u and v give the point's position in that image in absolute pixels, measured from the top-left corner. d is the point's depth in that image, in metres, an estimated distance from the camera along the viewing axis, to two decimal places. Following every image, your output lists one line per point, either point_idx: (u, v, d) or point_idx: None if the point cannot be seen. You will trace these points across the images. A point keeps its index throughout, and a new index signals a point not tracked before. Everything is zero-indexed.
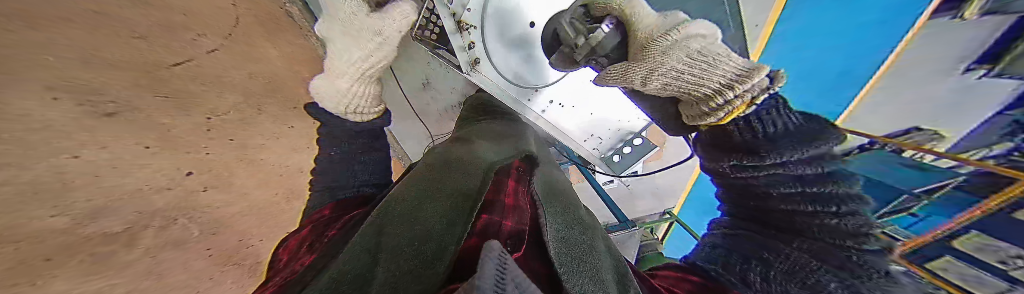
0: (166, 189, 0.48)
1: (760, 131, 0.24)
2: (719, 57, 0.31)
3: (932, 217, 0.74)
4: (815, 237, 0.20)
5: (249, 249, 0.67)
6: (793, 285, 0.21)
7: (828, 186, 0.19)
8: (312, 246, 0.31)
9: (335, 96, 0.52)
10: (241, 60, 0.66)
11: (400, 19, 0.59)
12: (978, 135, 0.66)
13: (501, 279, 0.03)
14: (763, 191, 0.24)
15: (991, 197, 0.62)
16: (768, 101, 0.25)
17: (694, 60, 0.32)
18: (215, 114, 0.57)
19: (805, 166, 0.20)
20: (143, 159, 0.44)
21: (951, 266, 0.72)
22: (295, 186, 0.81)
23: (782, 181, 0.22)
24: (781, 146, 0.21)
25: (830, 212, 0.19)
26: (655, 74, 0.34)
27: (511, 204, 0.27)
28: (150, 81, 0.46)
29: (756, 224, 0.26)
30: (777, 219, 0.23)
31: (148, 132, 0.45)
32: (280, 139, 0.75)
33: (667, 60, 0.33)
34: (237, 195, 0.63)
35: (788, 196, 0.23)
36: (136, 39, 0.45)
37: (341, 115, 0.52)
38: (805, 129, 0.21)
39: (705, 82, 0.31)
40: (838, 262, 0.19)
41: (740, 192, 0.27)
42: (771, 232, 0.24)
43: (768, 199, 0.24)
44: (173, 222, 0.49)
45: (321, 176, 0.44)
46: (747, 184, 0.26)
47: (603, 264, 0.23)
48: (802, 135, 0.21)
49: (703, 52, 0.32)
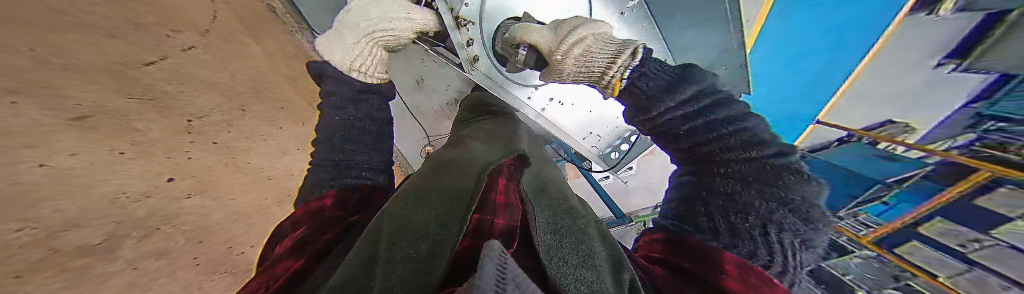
0: (143, 198, 0.51)
1: (644, 87, 0.29)
2: (601, 49, 0.37)
3: (889, 207, 0.76)
4: (749, 174, 0.23)
5: (239, 255, 0.69)
6: (740, 221, 0.23)
7: (727, 118, 0.24)
8: (303, 254, 0.27)
9: (342, 49, 0.52)
10: (223, 58, 0.61)
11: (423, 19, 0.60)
12: None
13: (501, 280, 0.03)
14: (702, 138, 0.26)
15: (943, 189, 0.62)
16: (636, 71, 0.31)
17: (591, 49, 0.38)
18: (197, 116, 0.57)
19: (684, 106, 0.26)
20: (116, 163, 0.47)
21: (907, 253, 0.78)
22: (288, 189, 0.80)
23: (711, 123, 0.25)
24: (665, 95, 0.27)
25: (757, 146, 0.23)
26: (567, 71, 0.39)
27: (502, 202, 0.29)
28: (124, 85, 0.47)
29: (701, 173, 0.27)
30: (726, 165, 0.25)
31: (120, 137, 0.47)
32: (268, 141, 0.72)
33: (568, 60, 0.39)
34: (222, 201, 0.64)
35: (703, 132, 0.26)
36: (107, 36, 0.45)
37: (345, 71, 0.50)
38: (686, 76, 0.27)
39: (595, 70, 0.36)
40: (768, 192, 0.22)
41: (667, 137, 0.30)
42: (720, 177, 0.25)
43: (705, 147, 0.26)
44: (154, 230, 0.54)
45: (321, 157, 0.38)
46: (685, 133, 0.27)
47: (596, 252, 0.23)
48: (681, 80, 0.27)
49: (591, 48, 0.39)
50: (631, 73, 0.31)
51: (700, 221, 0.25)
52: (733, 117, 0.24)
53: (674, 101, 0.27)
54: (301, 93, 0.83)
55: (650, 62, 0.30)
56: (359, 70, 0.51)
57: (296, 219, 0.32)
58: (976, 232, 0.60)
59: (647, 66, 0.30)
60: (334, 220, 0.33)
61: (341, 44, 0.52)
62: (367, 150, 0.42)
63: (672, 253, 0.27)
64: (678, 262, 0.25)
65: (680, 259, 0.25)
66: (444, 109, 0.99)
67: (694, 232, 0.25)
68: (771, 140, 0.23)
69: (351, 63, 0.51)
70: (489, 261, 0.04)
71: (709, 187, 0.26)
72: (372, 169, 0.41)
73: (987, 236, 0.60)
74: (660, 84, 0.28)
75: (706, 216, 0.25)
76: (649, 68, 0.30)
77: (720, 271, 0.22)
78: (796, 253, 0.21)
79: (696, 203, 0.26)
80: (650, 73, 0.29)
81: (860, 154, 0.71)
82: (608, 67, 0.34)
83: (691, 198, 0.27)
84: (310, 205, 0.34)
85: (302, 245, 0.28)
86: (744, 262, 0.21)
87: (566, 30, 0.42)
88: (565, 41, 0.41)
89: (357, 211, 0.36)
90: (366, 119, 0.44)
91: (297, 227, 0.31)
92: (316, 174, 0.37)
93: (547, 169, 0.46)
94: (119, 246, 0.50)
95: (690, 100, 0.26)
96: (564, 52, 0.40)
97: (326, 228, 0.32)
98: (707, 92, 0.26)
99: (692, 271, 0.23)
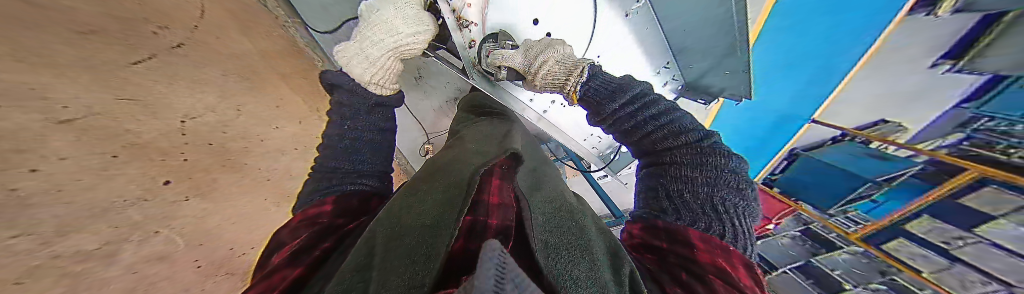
0: (142, 201, 0.46)
1: (594, 96, 0.40)
2: (556, 66, 0.46)
3: (889, 203, 0.85)
4: (691, 161, 0.30)
5: (241, 257, 0.64)
6: (706, 201, 0.28)
7: (656, 117, 0.34)
8: (300, 262, 0.27)
9: (362, 62, 0.50)
10: (213, 55, 0.60)
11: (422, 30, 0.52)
12: (935, 126, 0.61)
13: (499, 280, 0.02)
14: (646, 131, 0.35)
15: (943, 183, 0.71)
16: (585, 85, 0.41)
17: (558, 63, 0.46)
18: (190, 116, 0.53)
19: (623, 110, 0.37)
20: (116, 167, 0.44)
21: (899, 246, 0.90)
22: (287, 191, 0.76)
23: (648, 119, 0.35)
24: (611, 103, 0.37)
25: (680, 132, 0.33)
26: (539, 83, 0.48)
27: (496, 202, 0.27)
28: (105, 85, 0.43)
29: (660, 164, 0.34)
30: (670, 153, 0.33)
31: (111, 140, 0.43)
32: (264, 141, 0.68)
33: (538, 76, 0.47)
34: (223, 203, 0.59)
35: (646, 129, 0.35)
36: (87, 34, 0.42)
37: (364, 85, 0.48)
38: (619, 87, 0.38)
39: (558, 83, 0.45)
40: (712, 170, 0.29)
41: (627, 136, 0.38)
42: (671, 165, 0.32)
43: (648, 137, 0.35)
44: (155, 234, 0.48)
45: (323, 164, 0.39)
46: (633, 129, 0.36)
47: (596, 246, 0.23)
48: (617, 90, 0.38)
49: (553, 68, 0.46)
50: (583, 84, 0.41)
51: (664, 205, 0.31)
52: (660, 113, 0.35)
53: (617, 103, 0.37)
54: (295, 89, 0.80)
55: (596, 76, 0.41)
56: (375, 82, 0.50)
57: (294, 228, 0.31)
58: (960, 230, 0.76)
59: (593, 79, 0.41)
60: (332, 227, 0.32)
61: (363, 59, 0.50)
62: (367, 159, 0.41)
63: (648, 236, 0.30)
64: (651, 242, 0.29)
65: (654, 239, 0.29)
66: (443, 107, 0.99)
67: (661, 215, 0.30)
68: (693, 129, 0.33)
69: (369, 76, 0.49)
70: (488, 259, 0.03)
71: (664, 175, 0.32)
72: (373, 173, 0.41)
73: (977, 227, 0.72)
74: (604, 93, 0.39)
75: (667, 198, 0.31)
76: (596, 80, 0.41)
77: (689, 247, 0.26)
78: (742, 221, 0.27)
79: (658, 187, 0.32)
80: (597, 85, 0.40)
81: (870, 153, 0.74)
82: (566, 82, 0.44)
83: (653, 186, 0.33)
84: (308, 212, 0.33)
85: (301, 252, 0.28)
86: (704, 235, 0.26)
87: (535, 53, 0.48)
88: (534, 62, 0.47)
89: (356, 216, 0.36)
90: (376, 129, 0.45)
91: (295, 236, 0.30)
92: (315, 180, 0.37)
93: (543, 167, 0.46)
94: (123, 249, 0.44)
95: (628, 102, 0.37)
96: (533, 70, 0.47)
97: (323, 235, 0.31)
98: (637, 99, 0.37)
99: (664, 249, 0.27)
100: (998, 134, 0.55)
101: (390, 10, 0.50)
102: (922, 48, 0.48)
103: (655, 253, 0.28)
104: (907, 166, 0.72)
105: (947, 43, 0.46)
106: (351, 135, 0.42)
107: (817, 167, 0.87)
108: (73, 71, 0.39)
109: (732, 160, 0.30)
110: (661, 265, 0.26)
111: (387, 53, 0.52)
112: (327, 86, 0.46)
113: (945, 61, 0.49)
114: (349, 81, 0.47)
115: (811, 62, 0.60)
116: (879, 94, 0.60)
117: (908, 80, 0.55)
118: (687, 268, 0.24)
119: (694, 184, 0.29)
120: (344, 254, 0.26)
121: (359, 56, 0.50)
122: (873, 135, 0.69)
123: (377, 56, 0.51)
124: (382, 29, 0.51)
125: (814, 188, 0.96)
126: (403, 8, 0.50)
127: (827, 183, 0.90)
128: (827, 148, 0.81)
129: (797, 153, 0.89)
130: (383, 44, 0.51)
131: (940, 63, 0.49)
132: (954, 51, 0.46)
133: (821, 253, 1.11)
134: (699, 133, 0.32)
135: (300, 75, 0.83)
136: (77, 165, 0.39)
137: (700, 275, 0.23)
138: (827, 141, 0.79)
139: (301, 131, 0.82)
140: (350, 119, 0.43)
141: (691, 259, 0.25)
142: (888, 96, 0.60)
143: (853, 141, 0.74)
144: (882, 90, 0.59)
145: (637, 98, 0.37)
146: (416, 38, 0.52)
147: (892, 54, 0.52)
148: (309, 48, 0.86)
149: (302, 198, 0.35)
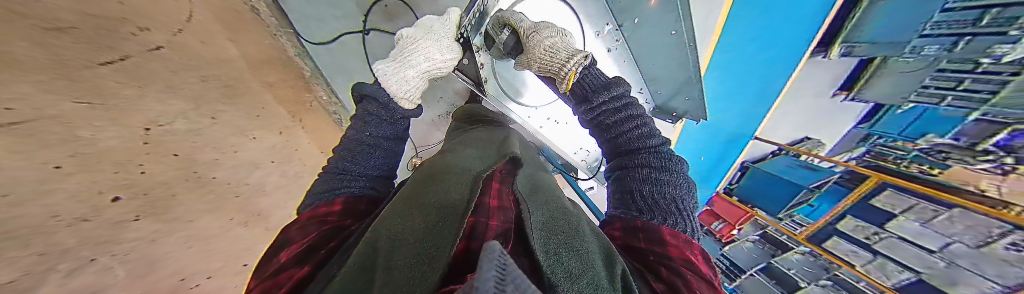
0: (82, 222, 0.35)
1: (587, 85, 0.44)
2: (560, 48, 0.48)
3: (821, 206, 1.13)
4: (658, 164, 0.35)
5: (194, 290, 0.49)
6: (672, 201, 0.31)
7: (631, 114, 0.41)
8: (306, 261, 0.25)
9: (398, 80, 0.50)
10: (195, 60, 0.55)
11: (450, 54, 0.55)
12: (851, 135, 0.88)
13: (502, 281, 0.02)
14: (623, 131, 0.40)
15: (857, 186, 0.99)
16: (584, 72, 0.45)
17: (560, 44, 0.48)
18: (155, 123, 0.45)
19: (613, 103, 0.41)
20: (55, 181, 0.33)
21: (837, 244, 1.15)
22: (256, 208, 0.66)
23: (625, 118, 0.41)
24: (599, 94, 0.42)
25: (650, 136, 0.38)
26: (536, 56, 0.48)
27: (495, 205, 0.26)
28: (60, 82, 0.34)
29: (628, 166, 0.37)
30: (640, 154, 0.37)
31: (54, 147, 0.33)
32: (236, 154, 0.60)
33: (540, 47, 0.48)
34: (180, 224, 0.48)
35: (627, 126, 0.40)
36: (57, 31, 0.36)
37: (396, 99, 0.49)
38: (612, 85, 0.43)
39: (555, 67, 0.47)
40: (674, 175, 0.34)
41: (607, 131, 0.42)
42: (641, 167, 0.36)
43: (626, 136, 0.40)
44: (91, 262, 0.35)
45: (333, 165, 0.39)
46: (613, 124, 0.41)
47: (591, 244, 0.24)
48: (608, 85, 0.43)
49: (557, 42, 0.48)
50: (582, 68, 0.45)
51: (639, 206, 0.32)
52: (637, 115, 0.41)
53: (604, 96, 0.42)
54: (280, 100, 0.77)
55: (591, 69, 0.46)
56: (404, 97, 0.50)
57: (302, 225, 0.30)
58: (876, 228, 1.03)
59: (592, 68, 0.46)
60: (340, 228, 0.31)
61: (399, 76, 0.50)
62: (376, 164, 0.42)
63: (628, 236, 0.30)
64: (631, 243, 0.29)
65: (633, 240, 0.29)
66: (435, 121, 0.99)
67: (639, 215, 0.31)
68: (657, 135, 0.39)
69: (403, 92, 0.50)
70: (489, 267, 0.03)
71: (634, 176, 0.36)
72: (376, 177, 0.41)
73: (888, 223, 1.00)
74: (592, 87, 0.44)
75: (639, 198, 0.33)
76: (590, 72, 0.45)
77: (665, 244, 0.27)
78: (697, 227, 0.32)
79: (631, 187, 0.35)
80: (592, 75, 0.45)
81: (803, 165, 1.01)
82: (563, 66, 0.46)
83: (625, 190, 0.35)
84: (315, 211, 0.32)
85: (307, 252, 0.26)
86: (673, 230, 0.29)
87: (537, 29, 0.50)
88: (541, 30, 0.50)
89: (359, 218, 0.34)
90: (391, 137, 0.46)
91: (305, 233, 0.28)
92: (323, 180, 0.38)
93: (539, 173, 0.47)
94: (46, 283, 0.31)
95: (614, 98, 0.42)
96: (538, 38, 0.48)
97: (333, 234, 0.30)
98: (621, 95, 0.42)
99: (642, 248, 0.28)
100: (887, 147, 0.87)
101: (431, 40, 0.55)
102: (832, 72, 0.73)
103: (635, 252, 0.28)
104: (827, 175, 0.99)
105: (845, 72, 0.72)
106: (370, 141, 0.42)
107: (763, 175, 1.12)
108: (26, 71, 0.31)
109: (683, 167, 0.36)
110: (644, 263, 0.26)
111: (420, 74, 0.53)
112: (356, 96, 0.46)
113: (842, 92, 0.77)
114: (382, 93, 0.47)
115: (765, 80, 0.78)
116: (810, 112, 0.85)
117: (825, 103, 0.82)
118: (665, 264, 0.25)
119: (661, 186, 0.33)
120: (348, 254, 0.24)
121: (395, 74, 0.50)
122: (801, 149, 0.97)
123: (411, 77, 0.52)
124: (418, 54, 0.52)
125: (772, 196, 1.16)
126: (442, 39, 0.55)
127: (777, 187, 1.11)
128: (768, 161, 1.10)
129: (747, 166, 1.17)
130: (420, 66, 0.53)
131: (840, 93, 0.78)
132: (847, 83, 0.74)
133: (779, 255, 1.36)
134: (663, 144, 0.38)
135: (284, 84, 0.80)
136: (12, 176, 0.29)
137: (674, 268, 0.24)
138: (768, 155, 1.09)
139: (282, 142, 0.75)
140: (372, 126, 0.44)
141: (666, 255, 0.26)
142: (814, 115, 0.86)
143: (787, 155, 1.03)
144: (811, 109, 0.84)
145: (622, 94, 0.42)
146: (446, 62, 0.55)
147: (813, 82, 0.77)
148: (298, 57, 0.86)
149: (310, 197, 0.35)
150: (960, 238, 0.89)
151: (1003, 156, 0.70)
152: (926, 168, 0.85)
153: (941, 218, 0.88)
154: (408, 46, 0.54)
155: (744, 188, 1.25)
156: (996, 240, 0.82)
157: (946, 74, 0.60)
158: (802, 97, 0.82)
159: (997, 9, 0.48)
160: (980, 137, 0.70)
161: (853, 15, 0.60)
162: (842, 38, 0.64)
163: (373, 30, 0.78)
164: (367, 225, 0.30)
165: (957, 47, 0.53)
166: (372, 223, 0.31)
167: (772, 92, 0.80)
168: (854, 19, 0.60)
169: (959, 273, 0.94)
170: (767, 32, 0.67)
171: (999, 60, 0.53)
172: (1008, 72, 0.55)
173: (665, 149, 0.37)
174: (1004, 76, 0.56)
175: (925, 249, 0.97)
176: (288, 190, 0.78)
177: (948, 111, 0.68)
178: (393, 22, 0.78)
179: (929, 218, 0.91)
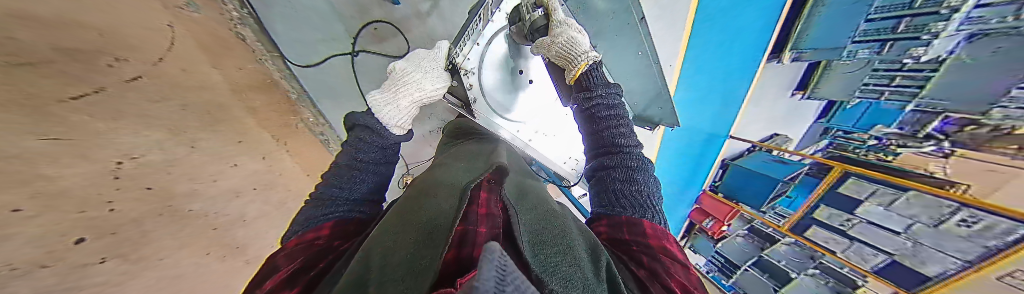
0: (39, 268, 0.31)
1: (592, 80, 0.48)
2: (580, 42, 0.50)
3: (798, 198, 1.19)
4: (634, 164, 0.38)
5: None
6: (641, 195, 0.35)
7: (619, 112, 0.44)
8: (296, 282, 0.24)
9: (393, 109, 0.51)
10: (177, 88, 0.53)
11: (439, 81, 0.58)
12: (812, 130, 1.03)
13: (500, 283, 0.03)
14: (611, 126, 0.42)
15: (823, 178, 1.08)
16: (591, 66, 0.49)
17: (576, 35, 0.51)
18: (130, 156, 0.43)
19: (610, 99, 0.45)
20: (12, 225, 0.29)
21: (817, 233, 1.22)
22: (234, 240, 0.62)
23: (610, 116, 0.43)
24: (600, 87, 0.47)
25: (628, 136, 0.41)
26: (558, 42, 0.50)
27: (485, 212, 0.27)
28: (37, 120, 0.32)
29: (607, 165, 0.39)
30: (622, 151, 0.40)
31: (19, 188, 0.30)
32: (217, 182, 0.58)
33: (564, 35, 0.50)
34: (150, 263, 0.44)
35: (616, 123, 0.43)
36: (26, 66, 0.32)
37: (390, 127, 0.50)
38: (611, 85, 0.47)
39: (571, 54, 0.49)
40: (643, 173, 0.37)
41: (593, 124, 0.44)
42: (622, 166, 0.38)
43: (610, 131, 0.42)
44: None
45: (322, 191, 0.39)
46: (603, 118, 0.44)
47: (575, 242, 0.25)
48: (608, 84, 0.47)
49: (575, 32, 0.52)
50: (592, 63, 0.49)
51: (624, 203, 0.34)
52: (618, 115, 0.44)
53: (598, 91, 0.45)
54: (263, 125, 0.75)
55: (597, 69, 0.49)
56: (398, 124, 0.51)
57: (288, 252, 0.29)
58: (848, 214, 1.10)
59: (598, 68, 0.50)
60: (327, 250, 0.30)
61: (394, 103, 0.52)
62: (366, 188, 0.42)
63: (612, 230, 0.32)
64: (616, 236, 0.31)
65: (617, 234, 0.31)
66: (426, 137, 0.99)
67: (623, 211, 0.33)
68: (631, 134, 0.42)
69: (398, 120, 0.51)
70: (488, 264, 0.03)
71: (615, 172, 0.37)
72: (358, 200, 0.40)
73: (860, 210, 1.06)
74: (594, 82, 0.48)
75: (623, 196, 0.34)
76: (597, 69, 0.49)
77: (644, 235, 0.29)
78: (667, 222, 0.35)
79: (611, 182, 0.37)
80: (598, 71, 0.49)
81: (774, 159, 1.13)
82: (575, 56, 0.49)
83: (607, 185, 0.37)
84: (303, 237, 0.32)
85: (295, 275, 0.25)
86: (651, 223, 0.31)
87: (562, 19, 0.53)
88: (564, 24, 0.53)
89: (349, 238, 0.34)
90: (381, 161, 0.46)
91: (291, 259, 0.27)
92: (313, 206, 0.37)
93: (528, 181, 0.48)
94: None
95: (602, 95, 0.45)
96: (557, 30, 0.51)
97: (321, 256, 0.29)
98: (614, 95, 0.46)
99: (626, 239, 0.30)
100: (845, 138, 0.99)
101: (419, 72, 0.57)
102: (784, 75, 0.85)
103: (619, 244, 0.30)
104: (798, 167, 1.08)
105: (799, 70, 0.83)
106: (358, 166, 0.42)
107: (741, 172, 1.20)
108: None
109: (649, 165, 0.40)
110: (626, 252, 0.28)
111: (413, 103, 0.54)
112: (349, 126, 0.48)
113: (798, 93, 0.89)
114: (377, 122, 0.48)
115: (729, 87, 0.88)
116: (768, 112, 0.98)
117: (781, 101, 0.94)
118: (646, 252, 0.27)
119: (634, 182, 0.36)
120: (340, 275, 0.24)
121: (385, 103, 0.51)
122: (771, 145, 1.08)
123: (403, 106, 0.53)
124: (411, 85, 0.55)
125: (752, 192, 1.21)
126: (431, 71, 0.58)
127: (756, 183, 1.16)
128: (746, 158, 1.21)
129: (727, 163, 1.26)
130: (412, 96, 0.54)
131: (796, 93, 0.90)
132: (801, 85, 0.87)
133: (767, 247, 1.43)
134: (637, 145, 0.41)
135: (269, 108, 0.79)
136: None
137: (654, 255, 0.26)
138: (745, 151, 1.22)
139: (264, 167, 0.73)
140: (362, 151, 0.44)
141: (646, 244, 0.28)
142: (773, 114, 0.99)
143: (760, 151, 1.18)
144: (770, 109, 0.97)
145: (614, 95, 0.46)
146: (437, 91, 0.58)
147: (771, 83, 0.88)
148: (285, 80, 0.86)
149: (297, 224, 0.35)
150: (919, 219, 0.97)
151: (941, 140, 0.83)
152: (882, 156, 0.95)
153: (899, 201, 0.97)
154: (400, 74, 0.56)
155: (726, 184, 1.31)
156: (948, 218, 0.91)
157: (880, 73, 0.71)
158: (763, 97, 0.92)
159: (908, 19, 0.58)
160: (920, 125, 0.84)
161: (799, 21, 0.70)
162: (790, 46, 0.75)
163: (362, 51, 0.81)
164: (360, 242, 0.30)
165: (884, 50, 0.64)
166: (362, 243, 0.30)
167: (739, 99, 0.90)
168: (800, 24, 0.70)
169: (924, 252, 1.02)
170: (728, 45, 0.77)
171: (918, 60, 0.64)
172: (928, 69, 0.66)
173: (637, 148, 0.40)
174: (924, 73, 0.67)
175: (891, 231, 1.05)
176: (269, 218, 0.75)
177: (888, 105, 0.80)
178: (381, 44, 0.82)
179: (890, 202, 1.00)
